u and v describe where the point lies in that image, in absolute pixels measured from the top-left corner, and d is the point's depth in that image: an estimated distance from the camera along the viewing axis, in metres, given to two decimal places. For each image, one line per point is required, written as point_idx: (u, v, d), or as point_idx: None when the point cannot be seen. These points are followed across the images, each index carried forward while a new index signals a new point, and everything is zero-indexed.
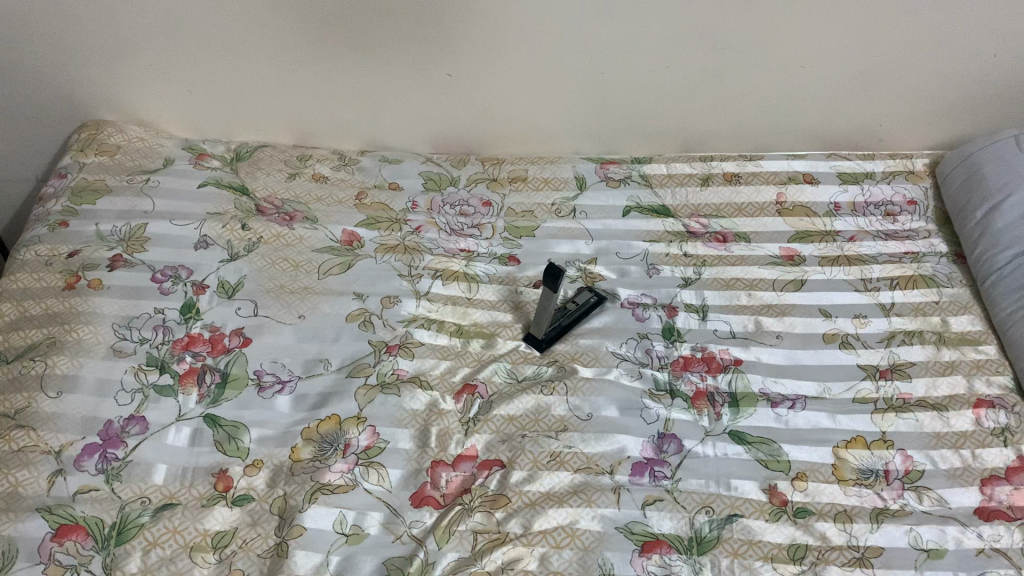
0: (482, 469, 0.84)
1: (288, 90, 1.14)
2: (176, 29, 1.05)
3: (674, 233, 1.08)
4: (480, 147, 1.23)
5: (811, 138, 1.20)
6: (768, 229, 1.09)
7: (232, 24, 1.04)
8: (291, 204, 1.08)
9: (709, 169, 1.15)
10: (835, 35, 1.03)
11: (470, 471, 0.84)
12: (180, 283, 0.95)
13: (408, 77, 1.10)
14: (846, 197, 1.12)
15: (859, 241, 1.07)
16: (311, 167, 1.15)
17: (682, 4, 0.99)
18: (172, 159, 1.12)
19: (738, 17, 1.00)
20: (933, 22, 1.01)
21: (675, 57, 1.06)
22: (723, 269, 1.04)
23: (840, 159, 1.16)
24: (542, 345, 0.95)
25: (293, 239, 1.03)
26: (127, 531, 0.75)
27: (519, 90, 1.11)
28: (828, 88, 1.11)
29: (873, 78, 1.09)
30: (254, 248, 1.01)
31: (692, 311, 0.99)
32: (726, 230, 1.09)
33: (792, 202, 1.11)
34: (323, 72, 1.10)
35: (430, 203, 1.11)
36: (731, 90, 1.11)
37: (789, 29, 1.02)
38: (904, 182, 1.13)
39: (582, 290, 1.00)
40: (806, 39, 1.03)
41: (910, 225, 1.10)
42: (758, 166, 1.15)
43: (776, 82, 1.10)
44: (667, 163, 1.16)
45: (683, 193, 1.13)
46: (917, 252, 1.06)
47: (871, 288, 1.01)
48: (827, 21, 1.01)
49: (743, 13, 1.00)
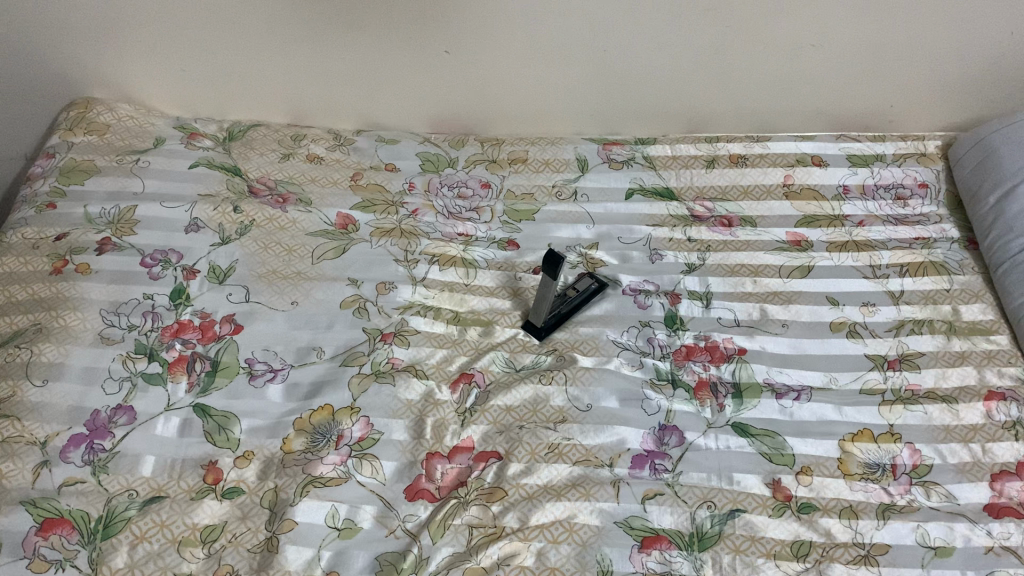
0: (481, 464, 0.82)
1: (281, 67, 1.10)
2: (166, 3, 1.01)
3: (679, 218, 1.05)
4: (478, 127, 1.20)
5: (818, 118, 1.16)
6: (775, 213, 1.06)
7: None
8: (284, 186, 1.05)
9: (714, 151, 1.11)
10: (845, 14, 1.00)
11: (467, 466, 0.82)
12: (170, 268, 0.93)
13: (405, 54, 1.07)
14: (856, 180, 1.08)
15: (868, 226, 1.04)
16: (306, 147, 1.12)
17: None
18: (162, 138, 1.09)
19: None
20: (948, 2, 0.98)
21: (680, 35, 1.03)
22: (728, 255, 1.01)
23: (849, 141, 1.12)
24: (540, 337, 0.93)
25: (286, 222, 1.00)
26: (114, 525, 0.74)
27: (518, 68, 1.08)
28: (839, 67, 1.07)
29: (888, 57, 1.05)
30: (246, 231, 0.98)
31: (696, 298, 0.96)
32: (732, 214, 1.06)
33: (799, 185, 1.08)
34: (317, 48, 1.07)
35: (427, 184, 1.08)
36: (737, 69, 1.08)
37: (797, 7, 0.98)
38: (916, 164, 1.09)
39: (583, 275, 0.98)
40: (816, 18, 1.00)
41: (921, 210, 1.06)
42: (765, 148, 1.11)
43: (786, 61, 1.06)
44: (672, 145, 1.12)
45: (688, 175, 1.10)
46: (927, 238, 1.03)
47: (880, 275, 0.99)
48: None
49: None
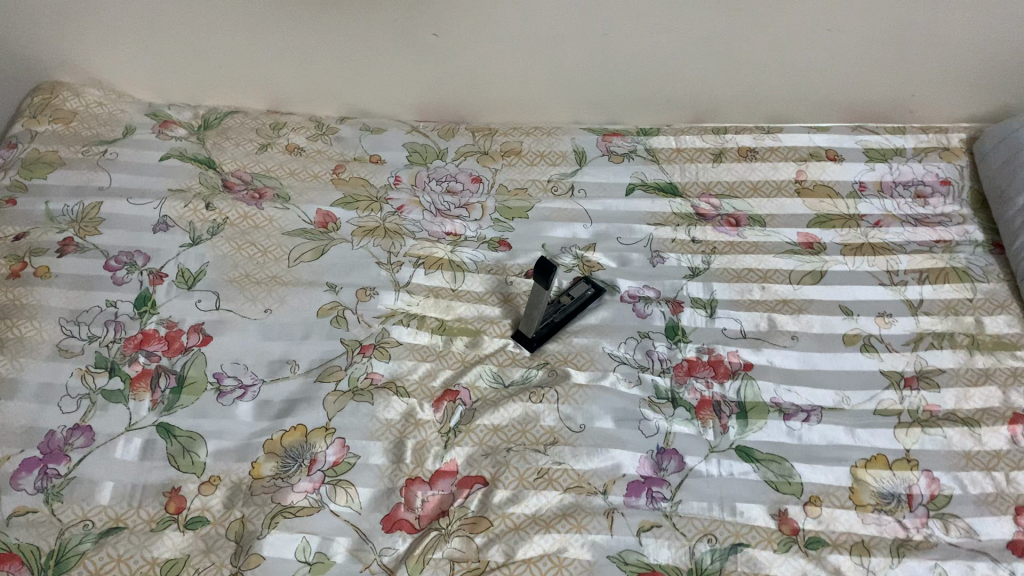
0: (466, 490, 0.76)
1: (259, 50, 1.03)
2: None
3: (682, 216, 0.99)
4: (471, 115, 1.13)
5: (833, 109, 1.09)
6: (786, 212, 0.99)
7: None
8: (261, 180, 0.99)
9: (722, 144, 1.04)
10: None
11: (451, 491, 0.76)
12: (135, 272, 0.87)
13: (391, 37, 1.00)
14: (872, 177, 1.01)
15: (885, 227, 0.97)
16: (285, 137, 1.05)
17: None
18: (133, 127, 1.03)
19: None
20: None
21: (686, 19, 0.95)
22: (735, 259, 0.94)
23: (866, 134, 1.05)
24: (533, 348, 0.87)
25: (262, 220, 0.94)
26: (66, 560, 0.68)
27: (513, 53, 1.01)
28: (858, 53, 0.99)
29: (911, 43, 0.98)
30: (219, 230, 0.92)
31: (699, 307, 0.90)
32: (739, 212, 0.99)
33: (812, 181, 1.01)
34: (296, 31, 1.00)
35: (414, 178, 1.01)
36: (747, 55, 1.00)
37: None
38: (937, 160, 1.02)
39: (578, 280, 0.91)
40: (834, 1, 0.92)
41: (942, 209, 0.99)
42: (776, 141, 1.04)
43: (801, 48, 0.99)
44: (676, 136, 1.05)
45: (693, 170, 1.02)
46: (949, 240, 0.96)
47: (897, 282, 0.92)
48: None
49: None
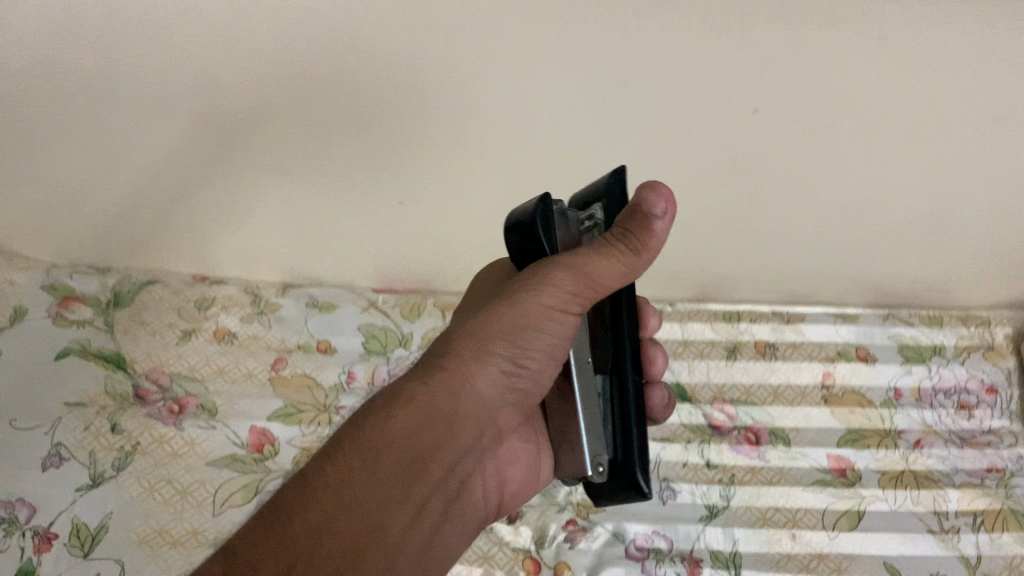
0: (533, 467, 0.58)
1: (183, 216, 0.85)
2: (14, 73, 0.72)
3: (695, 429, 0.83)
4: (433, 289, 0.91)
5: (858, 290, 0.91)
6: (814, 426, 0.84)
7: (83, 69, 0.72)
8: (182, 382, 0.81)
9: (736, 337, 0.90)
10: (903, 175, 0.76)
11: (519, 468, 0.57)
12: (16, 533, 0.68)
13: (349, 171, 0.79)
14: (909, 383, 0.86)
15: (927, 449, 0.82)
16: (213, 319, 0.87)
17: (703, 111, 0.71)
18: (24, 309, 0.83)
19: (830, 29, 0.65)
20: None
21: (690, 186, 0.79)
22: (760, 492, 0.79)
23: (899, 325, 0.90)
24: (645, 487, 0.48)
25: (181, 445, 0.76)
26: None
27: (477, 189, 0.80)
28: (909, 215, 0.81)
29: (989, 193, 0.77)
30: (128, 463, 0.74)
31: (721, 564, 0.74)
32: (757, 423, 0.84)
33: (840, 387, 0.86)
34: (235, 196, 0.83)
35: (371, 374, 0.83)
36: (753, 245, 0.86)
37: (844, 161, 0.75)
38: (982, 362, 0.87)
39: (534, 235, 0.47)
40: (875, 173, 0.76)
41: (990, 425, 0.84)
42: (798, 334, 0.90)
43: (846, 184, 0.77)
44: (682, 323, 0.90)
45: (703, 369, 0.88)
46: (1004, 469, 0.81)
47: (947, 530, 0.76)
48: (954, 29, 0.65)
49: (789, 141, 0.73)
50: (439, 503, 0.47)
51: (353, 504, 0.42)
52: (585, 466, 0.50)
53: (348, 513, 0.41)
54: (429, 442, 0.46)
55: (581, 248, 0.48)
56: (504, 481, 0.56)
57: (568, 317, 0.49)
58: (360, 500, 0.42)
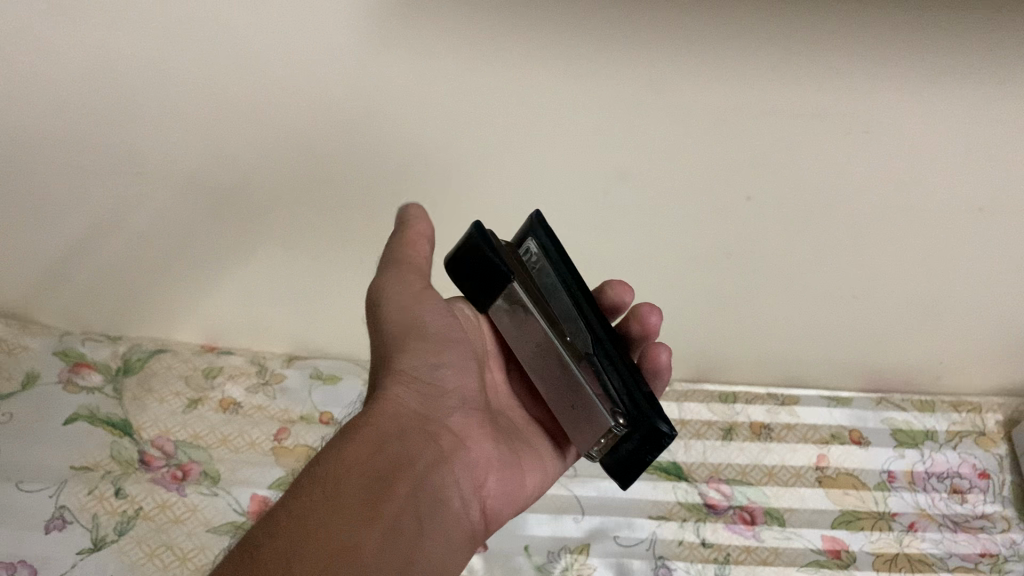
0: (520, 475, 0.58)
1: (197, 289, 0.88)
2: (29, 152, 0.75)
3: (691, 507, 0.84)
4: None
5: (849, 375, 0.93)
6: (809, 506, 0.85)
7: (96, 153, 0.74)
8: (185, 449, 0.83)
9: (733, 417, 0.92)
10: (890, 266, 0.79)
11: (521, 472, 0.58)
12: None
13: (359, 249, 0.83)
14: (903, 466, 0.88)
15: (922, 532, 0.83)
16: (219, 388, 0.89)
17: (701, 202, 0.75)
18: (35, 374, 0.85)
19: (822, 125, 0.67)
20: (1007, 258, 0.77)
21: (685, 271, 0.83)
22: (754, 571, 0.79)
23: (892, 408, 0.92)
24: (666, 424, 0.51)
25: (183, 511, 0.77)
26: None
27: None
28: (897, 304, 0.84)
29: (974, 284, 0.80)
30: (129, 528, 0.75)
31: None
32: (752, 503, 0.85)
33: (834, 469, 0.88)
34: (249, 271, 0.86)
35: None
36: (747, 329, 0.89)
37: (832, 253, 0.79)
38: (973, 447, 0.89)
39: (537, 238, 0.56)
40: (863, 262, 0.79)
41: (983, 509, 0.85)
42: (793, 416, 0.92)
43: (835, 273, 0.81)
44: (678, 403, 0.92)
45: (700, 447, 0.89)
46: (997, 553, 0.82)
47: None
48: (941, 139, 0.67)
49: (781, 232, 0.77)
50: (423, 506, 0.49)
51: (324, 529, 0.44)
52: (604, 421, 0.53)
53: (321, 539, 0.43)
54: (383, 463, 0.48)
55: (418, 252, 0.56)
56: (507, 485, 0.57)
57: (433, 293, 0.55)
58: (325, 524, 0.44)
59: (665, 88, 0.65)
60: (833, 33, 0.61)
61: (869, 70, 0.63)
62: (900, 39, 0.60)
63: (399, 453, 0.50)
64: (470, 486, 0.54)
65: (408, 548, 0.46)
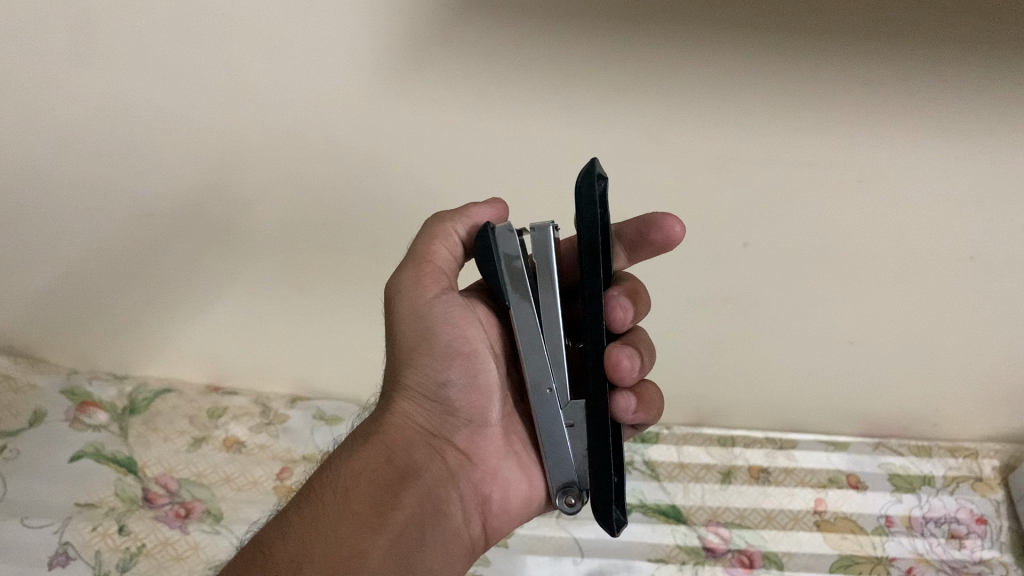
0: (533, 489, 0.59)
1: (205, 329, 0.90)
2: (45, 193, 0.77)
3: (690, 550, 0.84)
4: None
5: (847, 421, 0.95)
6: (808, 550, 0.85)
7: (110, 195, 0.77)
8: (189, 488, 0.83)
9: (731, 461, 0.92)
10: (883, 312, 0.81)
11: (531, 480, 0.59)
12: None
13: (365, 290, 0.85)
14: (900, 510, 0.88)
15: None
16: (223, 428, 0.90)
17: (696, 248, 0.77)
18: (42, 411, 0.86)
19: (815, 175, 0.69)
20: (997, 308, 0.79)
21: (683, 314, 0.85)
22: None
23: (888, 454, 0.93)
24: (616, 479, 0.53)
25: (185, 548, 0.78)
26: None
27: None
28: (891, 350, 0.85)
29: (966, 332, 0.82)
30: (131, 566, 0.75)
31: None
32: (751, 546, 0.85)
33: (832, 513, 0.88)
34: (257, 313, 0.88)
35: None
36: (745, 374, 0.90)
37: (827, 300, 0.80)
38: (971, 492, 0.89)
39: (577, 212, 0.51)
40: (857, 309, 0.81)
41: (981, 555, 0.84)
42: (790, 460, 0.93)
43: (829, 319, 0.82)
44: (678, 447, 0.93)
45: (698, 491, 0.89)
46: None
47: None
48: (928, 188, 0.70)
49: (776, 278, 0.79)
50: (423, 522, 0.53)
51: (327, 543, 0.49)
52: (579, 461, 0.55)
53: (326, 546, 0.48)
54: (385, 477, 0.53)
55: (440, 250, 0.57)
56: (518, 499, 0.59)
57: (446, 299, 0.57)
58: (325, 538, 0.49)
59: (663, 139, 0.68)
60: (823, 87, 0.63)
61: (858, 121, 0.65)
62: (889, 95, 0.63)
63: (402, 466, 0.54)
64: (472, 500, 0.57)
65: (403, 556, 0.51)
